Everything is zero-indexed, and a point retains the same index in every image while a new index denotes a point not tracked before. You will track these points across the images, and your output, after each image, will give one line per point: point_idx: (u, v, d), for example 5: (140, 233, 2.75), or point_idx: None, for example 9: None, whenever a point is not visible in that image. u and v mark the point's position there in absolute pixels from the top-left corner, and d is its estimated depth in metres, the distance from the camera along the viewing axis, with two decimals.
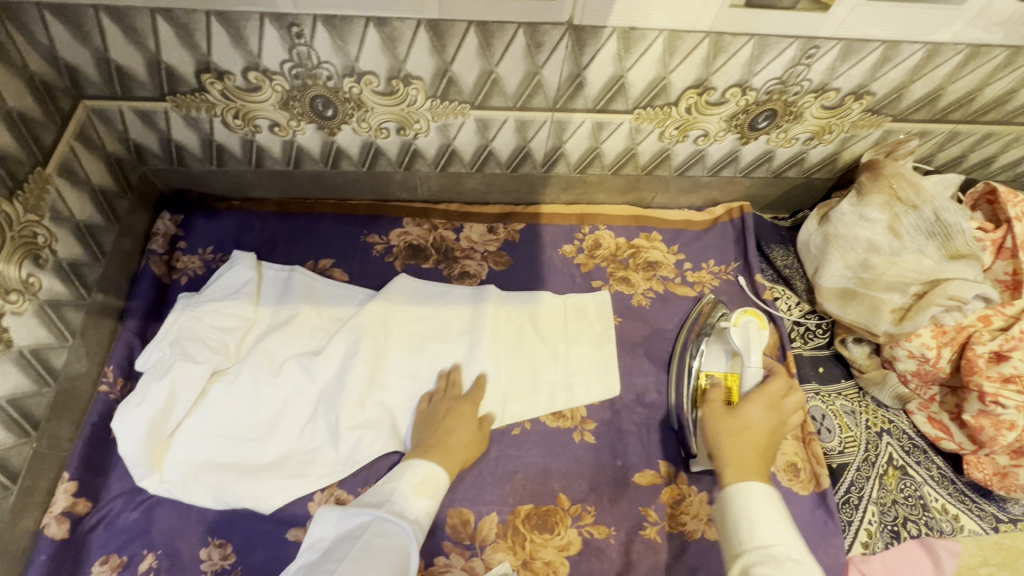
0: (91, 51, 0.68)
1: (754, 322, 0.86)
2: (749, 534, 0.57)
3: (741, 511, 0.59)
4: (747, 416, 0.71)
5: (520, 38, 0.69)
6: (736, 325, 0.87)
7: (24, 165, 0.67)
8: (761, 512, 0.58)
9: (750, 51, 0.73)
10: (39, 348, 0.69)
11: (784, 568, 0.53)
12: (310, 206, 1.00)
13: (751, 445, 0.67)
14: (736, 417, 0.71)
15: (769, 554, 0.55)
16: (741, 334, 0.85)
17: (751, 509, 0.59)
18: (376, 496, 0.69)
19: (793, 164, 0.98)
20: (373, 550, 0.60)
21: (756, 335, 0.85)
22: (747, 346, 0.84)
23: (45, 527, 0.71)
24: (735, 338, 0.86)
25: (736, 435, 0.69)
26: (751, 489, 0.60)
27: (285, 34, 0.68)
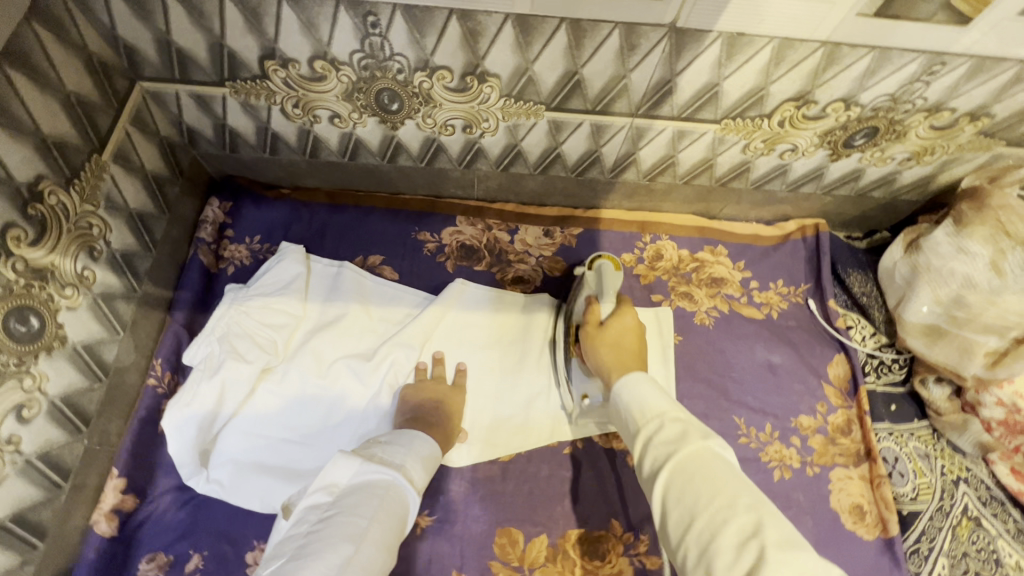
0: (152, 32, 0.64)
1: (607, 266, 0.82)
2: (647, 413, 0.58)
3: (625, 402, 0.61)
4: (617, 329, 0.75)
5: (615, 39, 0.63)
6: (592, 270, 0.83)
7: (82, 152, 0.63)
8: (645, 393, 0.60)
9: (866, 65, 0.66)
10: (91, 343, 0.67)
11: (670, 431, 0.55)
12: (360, 199, 0.96)
13: (626, 352, 0.72)
14: (605, 334, 0.74)
15: (669, 423, 0.56)
16: (596, 280, 0.82)
17: (642, 395, 0.60)
18: (391, 454, 0.67)
19: (881, 185, 0.90)
20: (391, 516, 0.60)
21: (611, 277, 0.81)
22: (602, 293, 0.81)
23: (94, 524, 0.71)
24: (590, 285, 0.82)
25: (615, 351, 0.72)
26: (634, 377, 0.62)
27: (359, 23, 0.62)
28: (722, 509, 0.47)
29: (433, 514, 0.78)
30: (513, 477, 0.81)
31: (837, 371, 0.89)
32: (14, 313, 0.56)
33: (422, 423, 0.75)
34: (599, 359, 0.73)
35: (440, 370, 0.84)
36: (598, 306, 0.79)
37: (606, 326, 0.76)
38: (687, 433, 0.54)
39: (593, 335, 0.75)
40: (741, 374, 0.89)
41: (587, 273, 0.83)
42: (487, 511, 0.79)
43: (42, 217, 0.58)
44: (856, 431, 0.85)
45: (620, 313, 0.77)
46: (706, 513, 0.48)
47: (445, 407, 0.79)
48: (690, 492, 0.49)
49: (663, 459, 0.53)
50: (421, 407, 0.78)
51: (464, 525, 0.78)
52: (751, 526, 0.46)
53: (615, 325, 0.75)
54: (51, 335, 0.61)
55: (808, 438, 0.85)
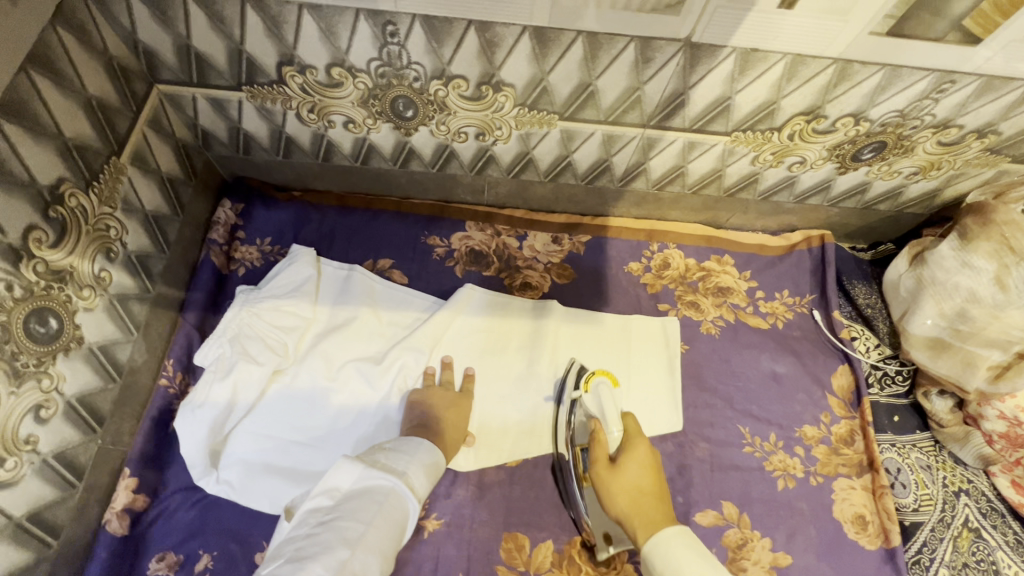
0: (173, 36, 0.64)
1: (605, 383, 0.84)
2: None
3: (664, 568, 0.62)
4: (629, 472, 0.73)
5: (630, 52, 0.64)
6: (588, 391, 0.84)
7: (101, 155, 0.64)
8: (685, 559, 0.61)
9: (877, 81, 0.67)
10: (107, 343, 0.68)
11: None
12: (370, 203, 0.96)
13: (647, 496, 0.71)
14: (620, 477, 0.73)
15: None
16: (593, 401, 0.83)
17: (681, 560, 0.61)
18: (394, 461, 0.68)
19: (887, 198, 0.91)
20: (390, 522, 0.61)
21: (609, 396, 0.83)
22: (604, 414, 0.82)
23: (106, 522, 0.71)
24: (590, 407, 0.83)
25: (633, 493, 0.71)
26: (669, 535, 0.63)
27: (378, 32, 0.63)
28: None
29: (440, 518, 0.79)
30: (520, 483, 0.82)
31: (841, 381, 0.90)
32: (34, 314, 0.56)
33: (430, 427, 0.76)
34: (618, 508, 0.71)
35: (447, 376, 0.85)
36: (604, 434, 0.78)
37: (619, 466, 0.74)
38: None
39: (602, 482, 0.74)
40: (746, 384, 0.90)
41: (582, 398, 0.83)
42: (494, 516, 0.79)
43: (62, 219, 0.58)
44: (859, 442, 0.86)
45: (629, 446, 0.76)
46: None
47: (448, 417, 0.80)
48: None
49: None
50: (427, 415, 0.79)
51: (471, 530, 0.78)
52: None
53: (629, 463, 0.74)
54: (68, 336, 0.61)
55: (812, 448, 0.86)
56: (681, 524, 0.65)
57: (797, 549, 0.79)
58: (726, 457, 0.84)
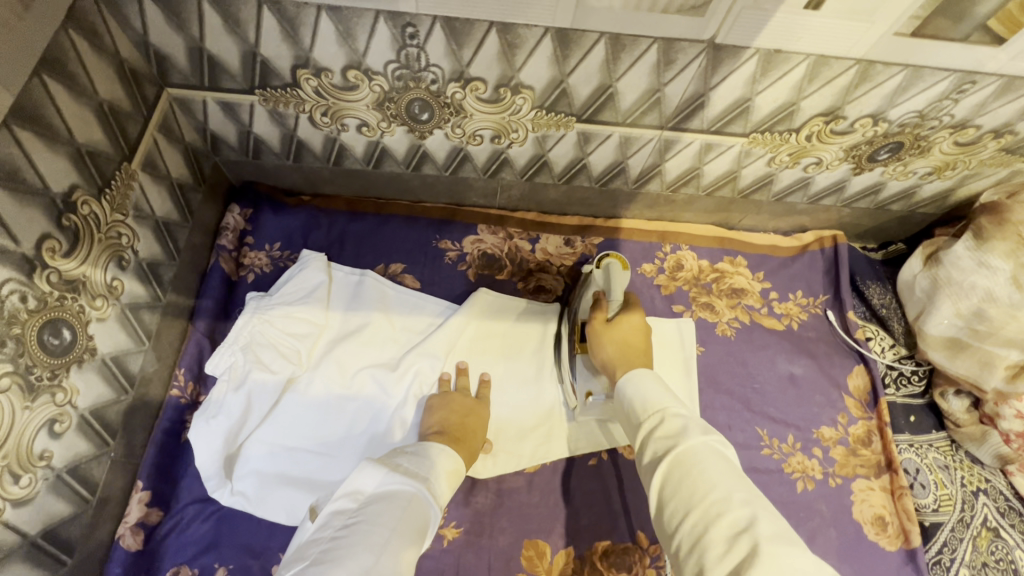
0: (185, 39, 0.63)
1: (617, 265, 0.78)
2: (649, 407, 0.62)
3: (632, 397, 0.64)
4: (624, 326, 0.76)
5: (653, 53, 0.63)
6: (600, 267, 0.80)
7: (112, 161, 0.62)
8: (651, 389, 0.64)
9: (898, 82, 0.67)
10: (119, 354, 0.66)
11: (674, 422, 0.58)
12: (380, 207, 0.95)
13: (634, 348, 0.74)
14: (613, 329, 0.76)
15: (670, 415, 0.59)
16: (603, 277, 0.80)
17: (646, 388, 0.64)
18: (415, 466, 0.66)
19: (900, 198, 0.91)
20: (415, 529, 0.58)
21: (620, 279, 0.78)
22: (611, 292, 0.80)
23: (120, 538, 0.70)
24: (597, 283, 0.80)
25: (623, 345, 0.74)
26: (641, 376, 0.66)
27: (397, 34, 0.62)
28: (716, 502, 0.50)
29: (460, 526, 0.78)
30: (540, 489, 0.81)
31: (857, 382, 0.90)
32: (48, 326, 0.54)
33: (449, 434, 0.75)
34: (603, 350, 0.75)
35: (463, 381, 0.83)
36: (606, 302, 0.79)
37: (614, 322, 0.77)
38: (689, 428, 0.57)
39: (595, 330, 0.77)
40: (763, 385, 0.89)
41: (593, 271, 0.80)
42: (514, 524, 0.78)
43: (75, 227, 0.57)
44: (876, 442, 0.86)
45: (628, 307, 0.79)
46: (702, 505, 0.51)
47: (468, 422, 0.78)
48: (686, 485, 0.53)
49: (663, 452, 0.56)
50: (447, 419, 0.77)
51: (491, 538, 0.77)
52: (744, 521, 0.49)
53: (624, 321, 0.77)
54: (81, 348, 0.59)
55: (830, 450, 0.85)
56: (653, 368, 0.68)
57: (818, 552, 0.79)
58: (746, 459, 0.84)
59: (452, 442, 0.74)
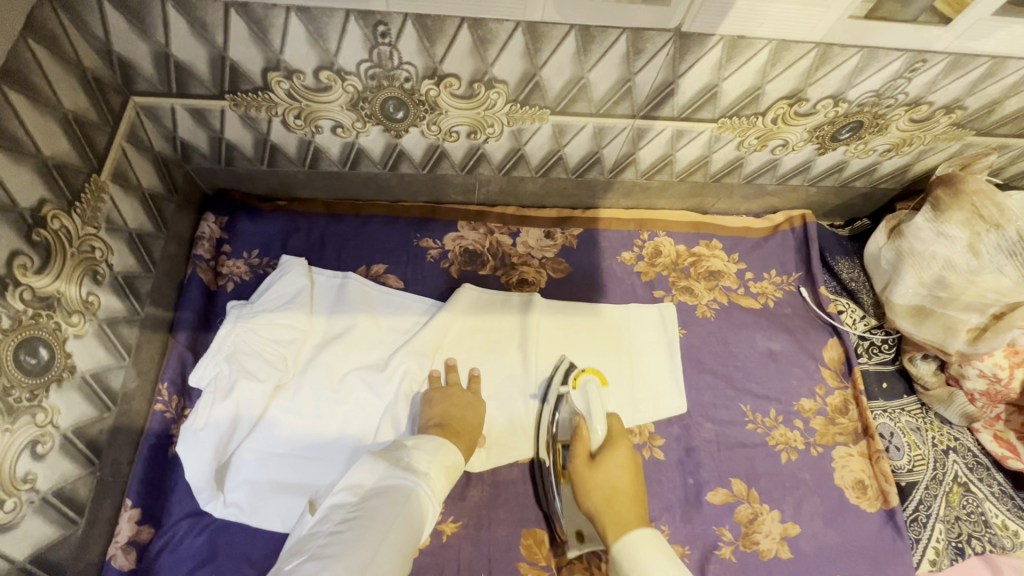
0: (151, 45, 0.62)
1: (592, 381, 0.85)
2: None
3: (631, 567, 0.63)
4: (609, 467, 0.75)
5: (622, 43, 0.65)
6: (576, 387, 0.84)
7: (81, 173, 0.60)
8: (650, 564, 0.62)
9: (855, 63, 0.70)
10: (100, 371, 0.64)
11: None
12: (358, 208, 0.95)
13: (622, 497, 0.72)
14: (597, 473, 0.75)
15: None
16: (581, 398, 0.84)
17: (645, 568, 0.62)
18: (416, 458, 0.67)
19: (862, 175, 0.95)
20: (409, 523, 0.61)
21: (597, 395, 0.84)
22: (589, 412, 0.83)
23: (111, 558, 0.68)
24: (577, 404, 0.84)
25: (609, 492, 0.72)
26: (639, 538, 0.65)
27: (369, 33, 0.62)
28: None
29: (458, 520, 0.78)
30: (535, 479, 0.82)
31: (831, 354, 0.93)
32: (24, 345, 0.53)
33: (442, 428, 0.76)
34: (590, 506, 0.73)
35: (451, 377, 0.84)
36: (587, 431, 0.80)
37: (598, 463, 0.76)
38: None
39: (578, 461, 0.77)
40: (744, 362, 0.92)
41: (569, 394, 0.84)
42: (510, 513, 0.79)
43: (47, 242, 0.55)
44: (853, 410, 0.90)
45: (613, 437, 0.79)
46: None
47: (468, 417, 0.80)
48: None
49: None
50: (448, 412, 0.78)
51: (489, 529, 0.78)
52: None
53: (610, 461, 0.75)
54: (60, 366, 0.58)
55: (810, 420, 0.89)
56: (650, 530, 0.66)
57: (804, 518, 0.82)
58: (732, 435, 0.87)
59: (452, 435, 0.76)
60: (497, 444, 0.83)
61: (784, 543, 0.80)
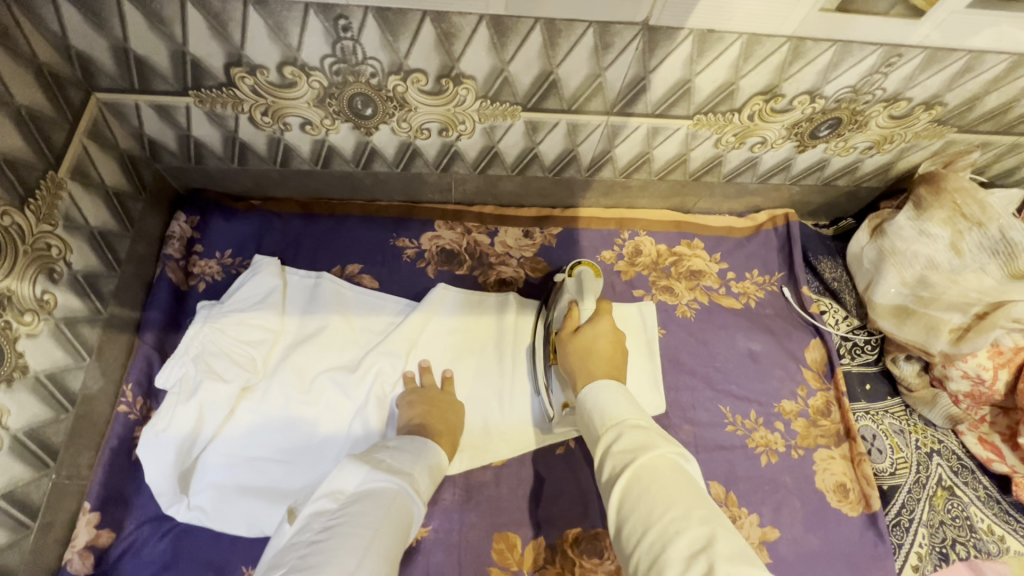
0: (108, 40, 0.61)
1: (589, 271, 0.84)
2: (608, 422, 0.61)
3: (592, 407, 0.64)
4: (592, 333, 0.76)
5: (589, 38, 0.63)
6: (573, 275, 0.85)
7: (35, 170, 0.60)
8: (610, 401, 0.63)
9: (829, 58, 0.68)
10: (55, 372, 0.64)
11: (631, 438, 0.57)
12: (334, 207, 0.93)
13: (597, 357, 0.73)
14: (578, 338, 0.76)
15: (627, 431, 0.58)
16: (575, 285, 0.84)
17: (606, 404, 0.63)
18: (398, 462, 0.66)
19: (845, 173, 0.94)
20: (395, 527, 0.58)
21: (592, 284, 0.84)
22: (581, 296, 0.83)
23: (68, 563, 0.66)
24: (570, 290, 0.84)
25: (586, 355, 0.74)
26: (601, 389, 0.65)
27: (330, 27, 0.61)
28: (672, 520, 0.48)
29: (429, 524, 0.77)
30: (508, 482, 0.80)
31: (814, 355, 0.92)
32: None
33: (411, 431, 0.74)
34: (569, 360, 0.75)
35: (428, 378, 0.82)
36: (576, 312, 0.80)
37: (581, 330, 0.77)
38: (650, 440, 0.56)
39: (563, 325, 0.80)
40: (724, 363, 0.91)
41: (565, 279, 0.84)
42: (483, 517, 0.78)
43: None
44: (835, 412, 0.88)
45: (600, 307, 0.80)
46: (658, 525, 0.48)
47: (450, 419, 0.78)
48: (643, 503, 0.50)
49: (621, 465, 0.55)
50: (429, 414, 0.76)
51: (460, 533, 0.77)
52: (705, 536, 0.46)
53: (590, 331, 0.76)
54: (10, 366, 0.57)
55: (791, 422, 0.87)
56: (612, 379, 0.67)
57: (783, 523, 0.80)
58: (710, 437, 0.85)
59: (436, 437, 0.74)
60: (472, 447, 0.81)
61: (762, 548, 0.78)
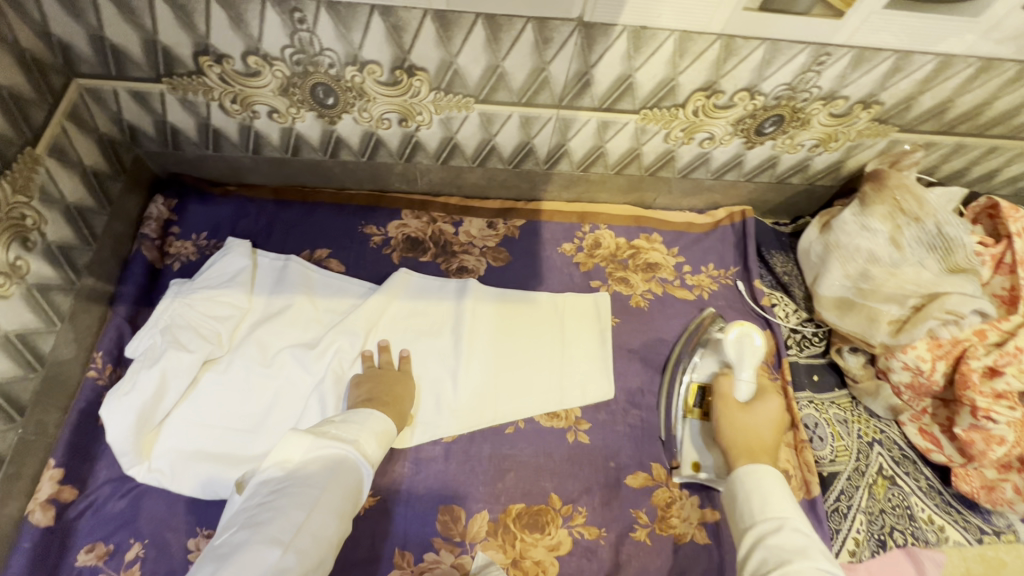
0: (85, 29, 0.67)
1: (748, 334, 0.79)
2: (769, 509, 0.63)
3: (751, 490, 0.66)
4: (761, 412, 0.77)
5: (529, 33, 0.68)
6: (729, 334, 0.80)
7: (13, 145, 0.65)
8: (775, 491, 0.65)
9: (761, 55, 0.72)
10: (25, 332, 0.69)
11: (794, 539, 0.59)
12: (306, 195, 0.98)
13: (759, 443, 0.73)
14: (750, 415, 0.77)
15: (790, 530, 0.60)
16: (733, 348, 0.79)
17: (769, 487, 0.65)
18: (344, 430, 0.68)
19: (796, 171, 0.97)
20: (342, 486, 0.62)
21: (751, 351, 0.78)
22: (740, 362, 0.79)
23: (30, 514, 0.70)
24: (727, 352, 0.80)
25: (750, 437, 0.75)
26: (765, 471, 0.67)
27: (287, 19, 0.66)
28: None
29: (376, 494, 0.80)
30: (456, 457, 0.83)
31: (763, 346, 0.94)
32: None
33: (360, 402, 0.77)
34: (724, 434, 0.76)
35: (384, 357, 0.85)
36: (729, 381, 0.80)
37: (751, 407, 0.78)
38: (809, 549, 0.58)
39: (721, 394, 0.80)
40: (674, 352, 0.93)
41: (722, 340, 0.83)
42: (430, 489, 0.81)
43: None
44: (781, 402, 0.90)
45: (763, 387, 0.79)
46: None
47: (397, 389, 0.82)
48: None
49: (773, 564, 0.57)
50: (375, 389, 0.80)
51: (408, 504, 0.80)
52: None
53: (758, 411, 0.77)
54: None
55: None
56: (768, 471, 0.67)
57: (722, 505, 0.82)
58: (654, 422, 0.88)
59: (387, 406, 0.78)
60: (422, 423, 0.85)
61: (701, 528, 0.80)
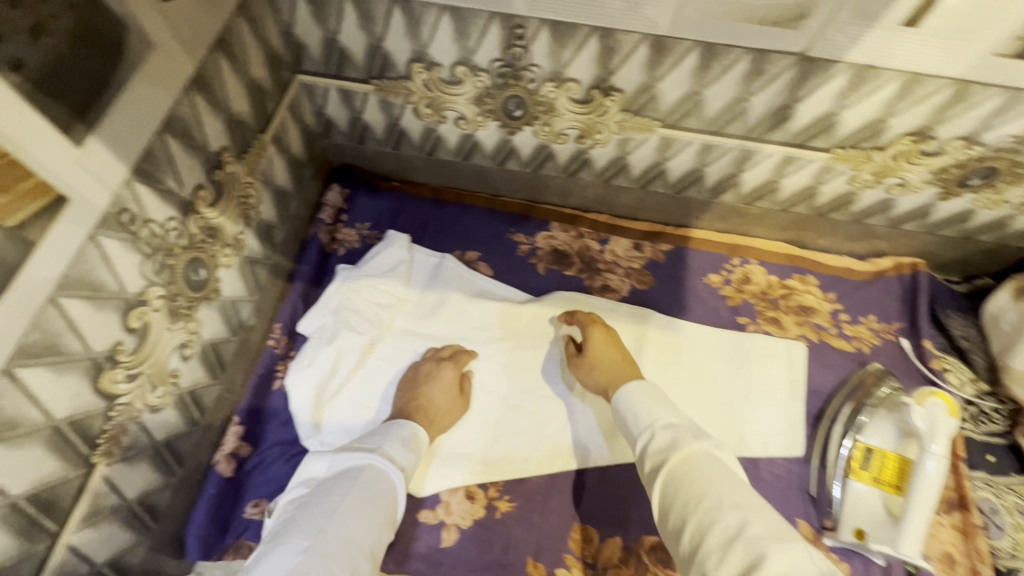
0: (322, 30, 0.73)
1: (941, 406, 0.71)
2: (641, 419, 0.65)
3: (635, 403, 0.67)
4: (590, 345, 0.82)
5: (743, 64, 0.67)
6: (921, 404, 0.72)
7: (252, 131, 0.73)
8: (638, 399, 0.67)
9: (995, 104, 0.66)
10: (235, 299, 0.76)
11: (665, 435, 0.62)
12: (462, 197, 1.02)
13: (610, 362, 0.78)
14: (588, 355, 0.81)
15: (659, 429, 0.63)
16: (925, 416, 0.72)
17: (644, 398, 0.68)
18: (367, 442, 0.70)
19: (990, 229, 0.88)
20: (370, 493, 0.63)
21: (947, 424, 0.70)
22: (933, 436, 0.70)
23: (215, 463, 0.77)
24: (917, 422, 0.72)
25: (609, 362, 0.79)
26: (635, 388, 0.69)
27: (506, 34, 0.69)
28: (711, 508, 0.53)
29: (512, 500, 0.80)
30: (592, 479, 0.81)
31: None
32: (191, 263, 0.64)
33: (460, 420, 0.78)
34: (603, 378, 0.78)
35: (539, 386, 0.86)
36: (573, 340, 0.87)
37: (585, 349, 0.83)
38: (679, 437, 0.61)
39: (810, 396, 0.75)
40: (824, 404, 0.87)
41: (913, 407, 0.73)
42: (564, 507, 0.80)
43: (220, 181, 0.67)
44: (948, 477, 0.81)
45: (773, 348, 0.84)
46: (697, 517, 0.54)
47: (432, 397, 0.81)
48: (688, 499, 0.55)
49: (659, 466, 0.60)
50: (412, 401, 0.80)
51: (542, 516, 0.79)
52: (738, 523, 0.51)
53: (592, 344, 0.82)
54: (211, 287, 0.69)
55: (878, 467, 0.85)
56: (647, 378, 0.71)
57: None
58: (798, 477, 0.82)
59: (424, 423, 0.79)
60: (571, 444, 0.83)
61: None
